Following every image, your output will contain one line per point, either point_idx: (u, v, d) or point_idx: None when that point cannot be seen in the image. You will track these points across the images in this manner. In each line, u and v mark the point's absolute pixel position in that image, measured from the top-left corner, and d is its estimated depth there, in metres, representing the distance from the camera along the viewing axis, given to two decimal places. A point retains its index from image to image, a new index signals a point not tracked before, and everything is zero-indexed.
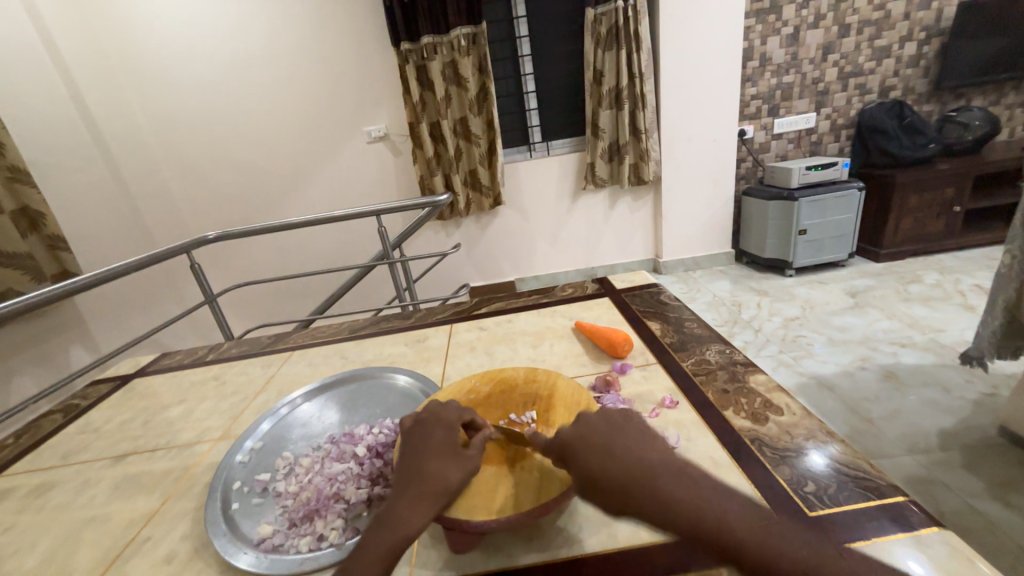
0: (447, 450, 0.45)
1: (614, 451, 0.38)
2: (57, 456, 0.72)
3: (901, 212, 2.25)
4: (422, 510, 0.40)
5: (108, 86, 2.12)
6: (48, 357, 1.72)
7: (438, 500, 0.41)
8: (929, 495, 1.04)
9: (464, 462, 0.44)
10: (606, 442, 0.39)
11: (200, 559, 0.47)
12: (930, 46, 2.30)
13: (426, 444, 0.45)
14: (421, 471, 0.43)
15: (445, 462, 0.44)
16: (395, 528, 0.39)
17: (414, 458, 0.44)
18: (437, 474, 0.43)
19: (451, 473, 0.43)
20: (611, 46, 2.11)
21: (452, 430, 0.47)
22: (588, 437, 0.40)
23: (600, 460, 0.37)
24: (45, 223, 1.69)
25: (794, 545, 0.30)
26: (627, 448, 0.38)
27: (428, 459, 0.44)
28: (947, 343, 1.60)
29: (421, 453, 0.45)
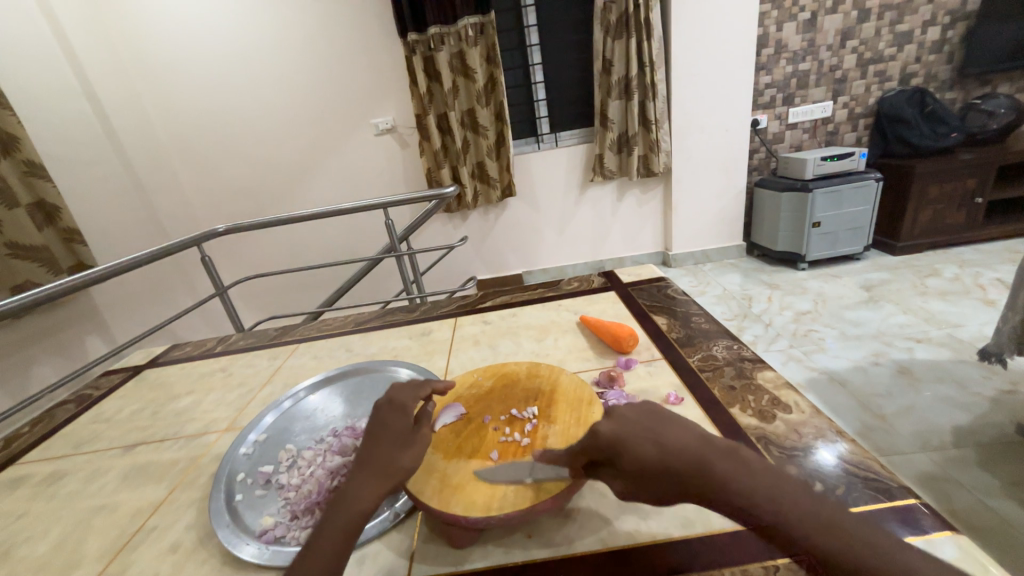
0: (400, 431, 0.45)
1: (665, 440, 0.35)
2: (69, 445, 0.74)
3: (920, 203, 2.19)
4: (373, 489, 0.40)
5: (119, 80, 2.14)
6: (65, 346, 1.76)
7: (389, 479, 0.41)
8: (941, 493, 1.02)
9: (418, 444, 0.44)
10: (652, 432, 0.35)
11: (203, 550, 0.48)
12: (954, 31, 2.22)
13: (383, 428, 0.45)
14: (376, 454, 0.43)
15: (399, 444, 0.44)
16: (349, 506, 0.39)
17: (369, 441, 0.45)
18: (388, 457, 0.43)
19: (402, 454, 0.43)
20: (621, 34, 2.07)
21: (408, 411, 0.47)
22: (637, 429, 0.36)
23: (656, 455, 0.34)
24: (60, 216, 1.72)
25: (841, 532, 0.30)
26: (679, 436, 0.35)
27: (381, 441, 0.44)
28: (965, 338, 1.56)
29: (375, 436, 0.45)
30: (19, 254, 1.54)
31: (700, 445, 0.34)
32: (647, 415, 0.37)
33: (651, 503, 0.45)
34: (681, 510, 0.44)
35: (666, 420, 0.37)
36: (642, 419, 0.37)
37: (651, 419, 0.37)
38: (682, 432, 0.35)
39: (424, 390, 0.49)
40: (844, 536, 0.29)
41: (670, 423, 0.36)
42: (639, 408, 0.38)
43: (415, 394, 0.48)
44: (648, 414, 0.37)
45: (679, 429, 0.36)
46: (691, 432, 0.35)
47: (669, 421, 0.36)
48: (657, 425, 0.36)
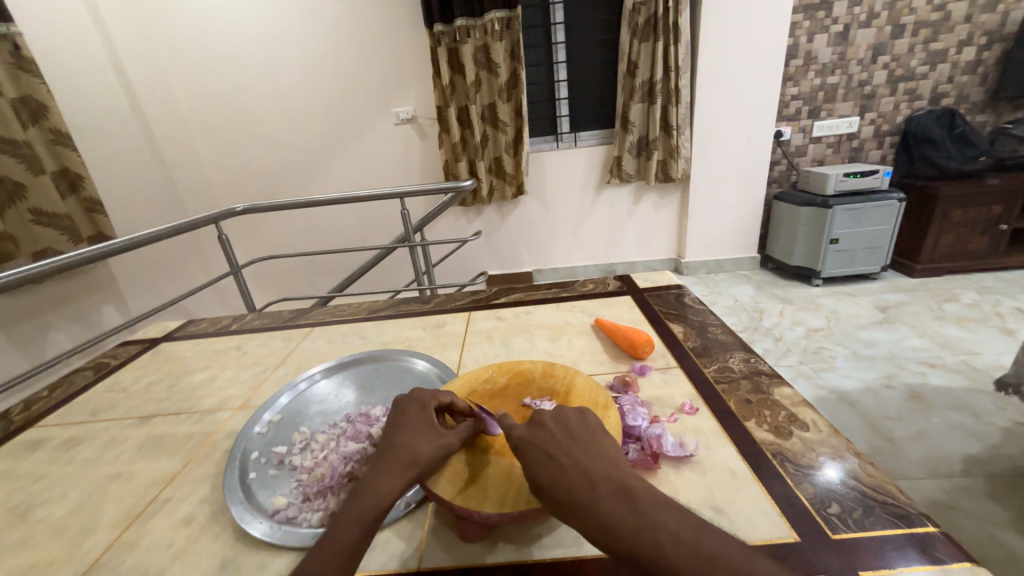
0: (420, 425, 0.47)
1: (565, 456, 0.39)
2: (86, 412, 0.75)
3: (943, 226, 2.15)
4: (392, 479, 0.41)
5: (148, 55, 2.16)
6: (82, 314, 1.79)
7: (408, 470, 0.42)
8: (948, 521, 1.00)
9: (438, 437, 0.46)
10: (559, 447, 0.40)
11: (216, 525, 0.49)
12: (990, 52, 2.17)
13: (404, 421, 0.47)
14: (395, 446, 0.45)
15: (417, 438, 0.45)
16: (369, 494, 0.40)
17: (389, 434, 0.46)
18: (407, 448, 0.44)
19: (421, 446, 0.45)
20: (648, 37, 2.05)
21: (427, 407, 0.49)
22: (544, 440, 0.41)
23: (533, 430, 0.43)
24: (84, 185, 1.75)
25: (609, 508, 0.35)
26: (585, 458, 0.39)
27: (401, 434, 0.46)
28: (980, 366, 1.54)
29: (395, 429, 0.47)
30: (44, 221, 1.58)
31: (591, 467, 0.38)
32: (560, 428, 0.43)
33: None
34: None
35: (575, 437, 0.41)
36: (552, 433, 0.42)
37: (563, 434, 0.42)
38: (583, 454, 0.40)
39: (444, 393, 0.52)
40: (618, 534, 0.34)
41: (584, 446, 0.41)
42: (555, 414, 0.44)
43: (433, 393, 0.51)
44: (563, 426, 0.43)
45: (581, 453, 0.40)
46: (592, 457, 0.39)
47: (578, 438, 0.41)
48: (569, 445, 0.41)
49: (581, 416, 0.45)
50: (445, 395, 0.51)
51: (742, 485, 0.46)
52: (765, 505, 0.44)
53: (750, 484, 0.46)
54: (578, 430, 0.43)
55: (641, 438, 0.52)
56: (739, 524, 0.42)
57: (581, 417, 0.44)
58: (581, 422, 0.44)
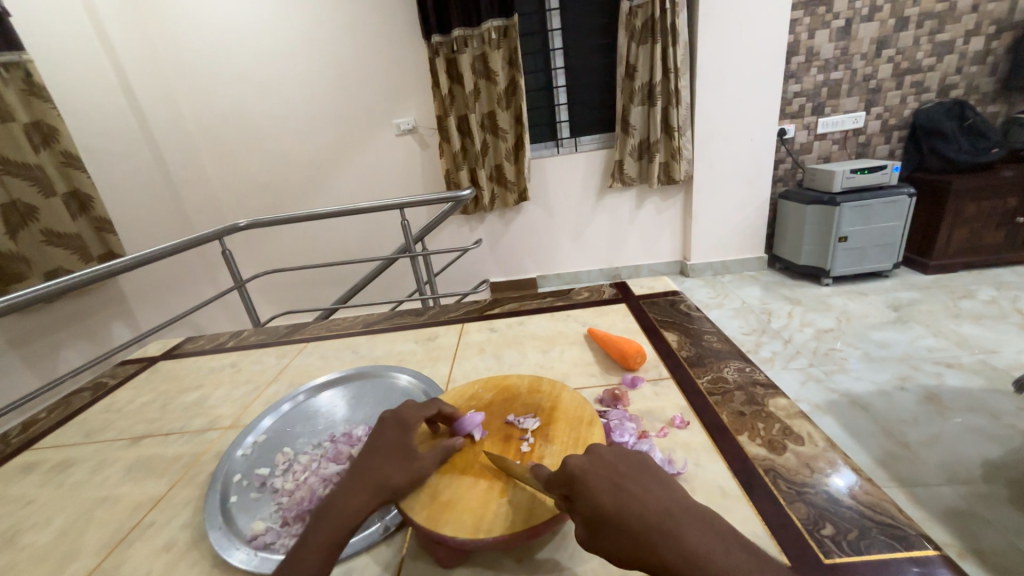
0: (397, 449, 0.46)
1: (677, 522, 0.34)
2: (81, 434, 0.76)
3: (956, 221, 2.09)
4: (361, 503, 0.41)
5: (155, 76, 2.21)
6: (91, 331, 1.82)
7: (377, 495, 0.42)
8: (967, 530, 0.96)
9: (413, 462, 0.45)
10: (619, 475, 0.38)
11: (196, 550, 0.48)
12: (1000, 41, 2.11)
13: (383, 443, 0.47)
14: (368, 468, 0.44)
15: (392, 462, 0.45)
16: (336, 518, 0.40)
17: (365, 455, 0.46)
18: (380, 471, 0.44)
19: (394, 471, 0.44)
20: (646, 40, 2.03)
21: (408, 430, 0.48)
22: (641, 504, 0.35)
23: (585, 459, 0.39)
24: (94, 206, 1.78)
25: (695, 540, 0.32)
26: (651, 488, 0.37)
27: (377, 457, 0.45)
28: (999, 365, 1.48)
29: (373, 450, 0.46)
30: (54, 242, 1.61)
31: (714, 540, 0.33)
32: (647, 488, 0.36)
33: None
34: None
35: (667, 497, 0.36)
36: (639, 493, 0.36)
37: (653, 494, 0.36)
38: (690, 519, 0.34)
39: (428, 412, 0.51)
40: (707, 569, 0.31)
41: (645, 476, 0.38)
42: (631, 471, 0.38)
43: (417, 413, 0.50)
44: (643, 483, 0.37)
45: (688, 518, 0.34)
46: (658, 486, 0.37)
47: (671, 498, 0.36)
48: (632, 475, 0.38)
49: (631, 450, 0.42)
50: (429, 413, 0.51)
51: (730, 506, 0.44)
52: (754, 527, 0.42)
53: (739, 503, 0.44)
54: (633, 460, 0.40)
55: None
56: None
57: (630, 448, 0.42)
58: (630, 450, 0.41)
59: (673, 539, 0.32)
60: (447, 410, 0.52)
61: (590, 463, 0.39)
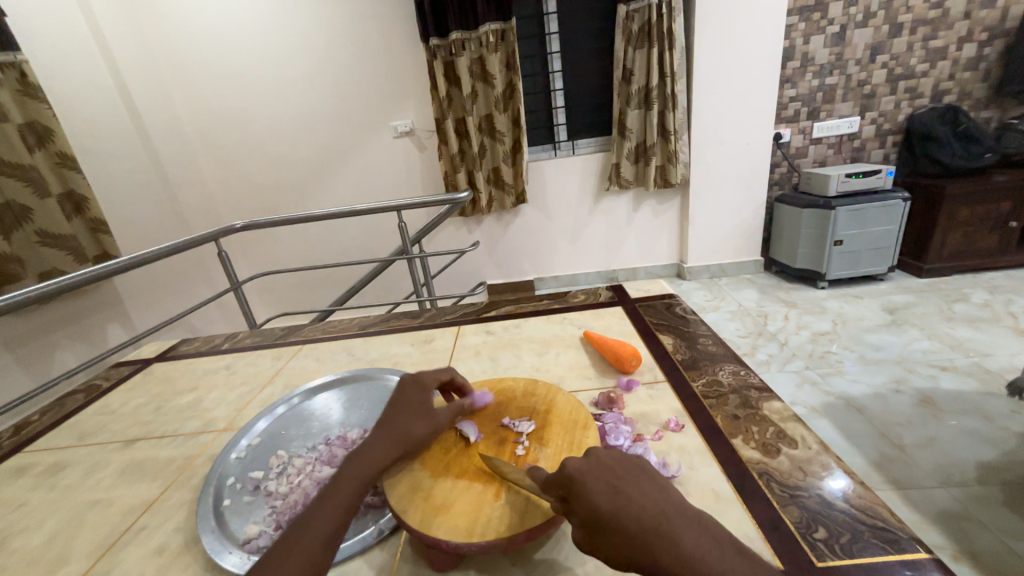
0: (418, 405, 0.51)
1: (674, 525, 0.33)
2: (74, 436, 0.75)
3: (949, 225, 2.11)
4: (385, 451, 0.45)
5: (151, 77, 2.20)
6: (86, 333, 1.81)
7: (399, 447, 0.46)
8: (961, 532, 0.97)
9: (432, 419, 0.50)
10: (617, 478, 0.37)
11: (188, 554, 0.48)
12: (992, 48, 2.14)
13: (405, 401, 0.51)
14: (393, 422, 0.49)
15: (414, 417, 0.50)
16: (363, 461, 0.44)
17: (389, 411, 0.50)
18: (405, 424, 0.48)
19: (415, 428, 0.48)
20: (642, 44, 2.05)
21: (426, 390, 0.53)
22: (639, 508, 0.34)
23: (583, 462, 0.39)
24: (89, 207, 1.77)
25: (692, 544, 0.32)
26: (649, 492, 0.36)
27: (400, 412, 0.50)
28: (993, 368, 1.49)
29: (395, 408, 0.51)
30: (48, 243, 1.60)
31: (712, 544, 0.32)
32: (645, 492, 0.36)
33: None
34: None
35: (665, 500, 0.35)
36: (636, 497, 0.35)
37: (651, 498, 0.35)
38: (687, 523, 0.34)
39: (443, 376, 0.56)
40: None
41: (642, 479, 0.37)
42: (628, 474, 0.38)
43: (432, 376, 0.55)
44: (641, 485, 0.37)
45: (685, 523, 0.34)
46: (656, 489, 0.36)
47: (669, 502, 0.35)
48: (630, 476, 0.37)
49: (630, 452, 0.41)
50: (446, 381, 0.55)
51: (724, 509, 0.44)
52: (747, 530, 0.42)
53: (733, 506, 0.45)
54: (632, 461, 0.39)
55: None
56: None
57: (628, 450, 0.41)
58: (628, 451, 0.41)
59: (670, 545, 0.32)
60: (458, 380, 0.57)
61: (588, 465, 0.38)
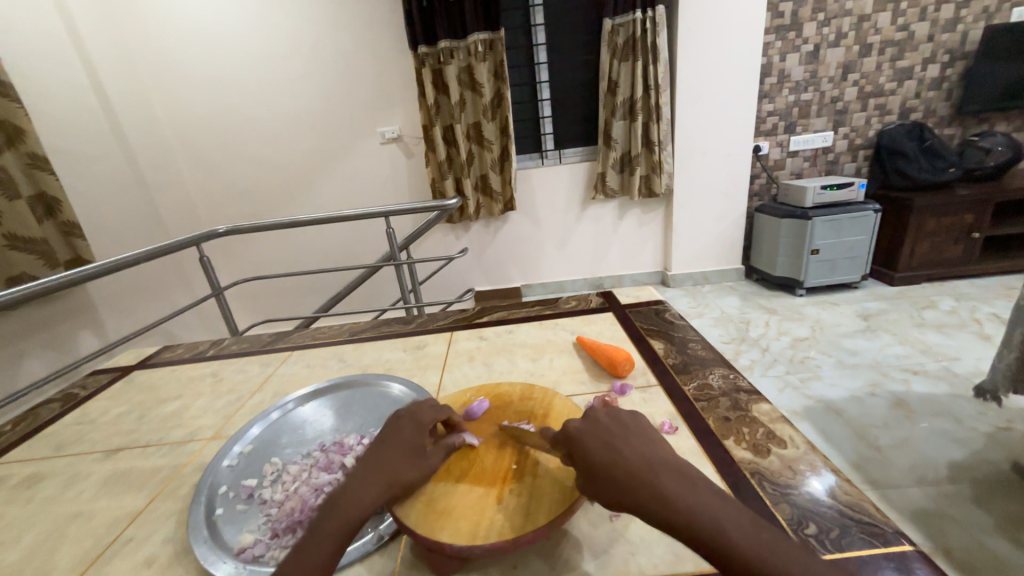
0: (409, 446, 0.46)
1: (654, 471, 0.35)
2: (50, 447, 0.72)
3: (918, 235, 2.21)
4: (371, 497, 0.41)
5: (129, 78, 2.16)
6: (57, 340, 1.74)
7: (387, 492, 0.42)
8: (935, 529, 1.00)
9: (421, 464, 0.46)
10: (613, 434, 0.39)
11: (179, 565, 0.47)
12: (953, 69, 2.26)
13: (398, 437, 0.47)
14: (382, 461, 0.44)
15: (404, 459, 0.45)
16: (344, 511, 0.39)
17: (377, 448, 0.46)
18: (394, 466, 0.44)
19: (404, 470, 0.44)
20: (627, 57, 2.10)
21: (422, 429, 0.48)
22: (626, 457, 0.37)
23: (583, 421, 0.42)
24: (61, 209, 1.72)
25: (673, 487, 0.34)
26: (639, 444, 0.38)
27: (389, 451, 0.45)
28: (961, 372, 1.56)
29: (383, 444, 0.46)
30: (18, 247, 1.54)
31: (690, 489, 0.34)
32: (632, 444, 0.38)
33: (640, 539, 0.44)
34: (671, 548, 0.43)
35: (652, 452, 0.37)
36: (625, 450, 0.37)
37: (638, 450, 0.37)
38: (669, 470, 0.36)
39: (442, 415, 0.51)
40: (681, 514, 0.33)
41: (636, 434, 0.40)
42: (622, 430, 0.40)
43: (431, 413, 0.51)
44: (631, 440, 0.39)
45: (667, 470, 0.36)
46: (648, 443, 0.39)
47: (655, 454, 0.37)
48: (624, 433, 0.40)
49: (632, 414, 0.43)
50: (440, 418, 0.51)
51: None
52: None
53: None
54: (631, 422, 0.41)
55: None
56: None
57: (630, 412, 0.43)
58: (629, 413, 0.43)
59: (651, 487, 0.34)
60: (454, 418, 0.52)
61: (585, 424, 0.41)
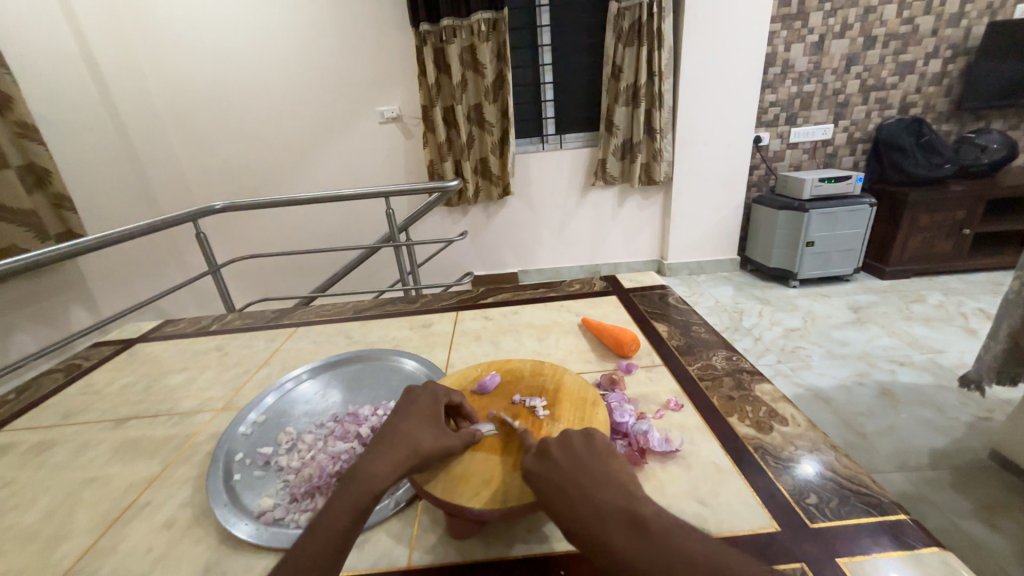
0: (427, 418, 0.47)
1: (602, 521, 0.35)
2: (58, 416, 0.73)
3: (911, 230, 2.24)
4: (391, 466, 0.41)
5: (122, 45, 2.09)
6: (49, 314, 1.72)
7: (407, 458, 0.42)
8: (916, 512, 1.05)
9: (441, 433, 0.46)
10: (565, 478, 0.39)
11: (199, 527, 0.48)
12: (955, 65, 2.27)
13: (414, 410, 0.48)
14: (400, 432, 0.45)
15: (422, 429, 0.45)
16: (360, 483, 0.40)
17: (394, 420, 0.47)
18: (412, 436, 0.44)
19: (424, 437, 0.45)
20: (632, 42, 2.08)
21: (438, 402, 0.49)
22: (577, 511, 0.36)
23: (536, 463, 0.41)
24: (51, 180, 1.68)
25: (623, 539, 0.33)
26: (593, 487, 0.37)
27: (407, 423, 0.46)
28: (945, 364, 1.61)
29: (402, 416, 0.47)
30: (9, 218, 1.50)
31: (639, 539, 0.33)
32: (583, 491, 0.37)
33: None
34: (679, 514, 0.44)
35: (603, 494, 0.36)
36: (575, 499, 0.37)
37: (588, 499, 0.36)
38: (619, 515, 0.35)
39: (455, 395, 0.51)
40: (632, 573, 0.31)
41: (592, 475, 0.38)
42: (572, 470, 0.39)
43: (446, 390, 0.51)
44: (582, 482, 0.38)
45: (617, 517, 0.34)
46: (601, 485, 0.37)
47: (607, 498, 0.36)
48: (576, 475, 0.39)
49: (590, 442, 0.42)
50: (457, 396, 0.52)
51: (725, 480, 0.48)
52: (747, 499, 0.45)
53: (733, 477, 0.48)
54: (585, 458, 0.40)
55: (628, 434, 0.53)
56: (721, 516, 0.44)
57: (587, 441, 0.42)
58: (587, 446, 0.41)
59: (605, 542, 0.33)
60: (464, 404, 0.51)
61: (538, 467, 0.40)
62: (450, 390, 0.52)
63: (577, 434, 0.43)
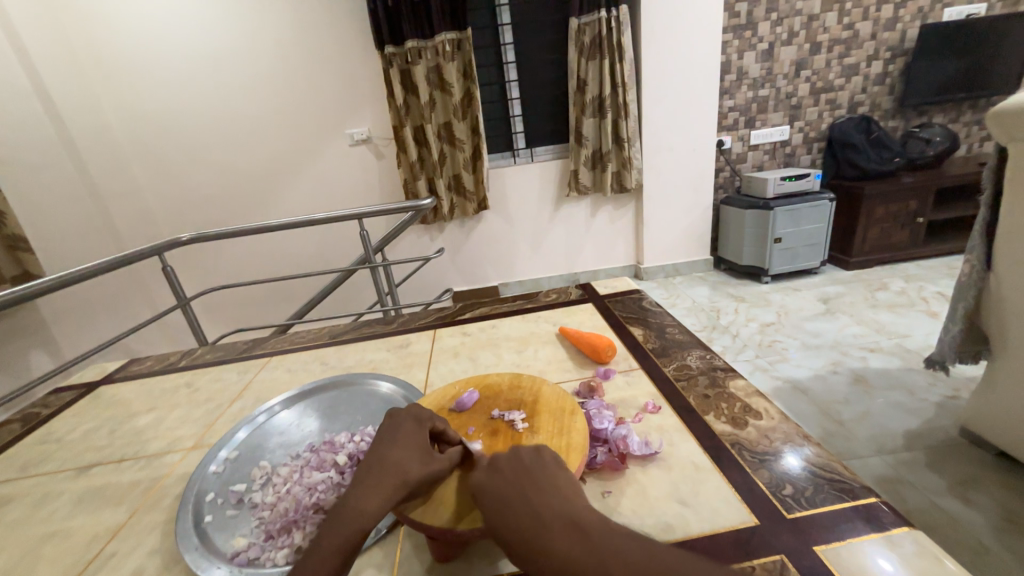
0: (413, 443, 0.46)
1: (544, 525, 0.34)
2: (14, 469, 0.69)
3: (869, 222, 2.35)
4: (377, 499, 0.41)
5: (76, 79, 2.04)
6: (5, 362, 1.63)
7: (394, 489, 0.41)
8: (896, 495, 1.08)
9: (426, 458, 0.45)
10: (510, 490, 0.38)
11: (169, 575, 0.45)
12: (895, 65, 2.42)
13: (398, 437, 0.47)
14: (386, 461, 0.44)
15: (409, 455, 0.45)
16: (346, 520, 0.39)
17: (380, 449, 0.46)
18: (399, 465, 0.43)
19: (411, 464, 0.44)
20: (594, 56, 2.14)
21: (423, 426, 0.48)
22: (520, 520, 0.36)
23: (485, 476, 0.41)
24: (4, 221, 1.62)
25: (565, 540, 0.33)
26: (536, 497, 0.37)
27: (392, 451, 0.45)
28: (912, 348, 1.67)
29: (387, 443, 0.46)
30: None
31: (579, 540, 0.33)
32: (528, 501, 0.37)
33: (633, 510, 0.46)
34: (662, 517, 0.44)
35: (547, 506, 0.36)
36: (519, 508, 0.37)
37: (533, 507, 0.36)
38: (561, 522, 0.34)
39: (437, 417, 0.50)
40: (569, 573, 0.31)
41: (536, 484, 0.39)
42: (517, 481, 0.39)
43: (431, 412, 0.51)
44: (531, 498, 0.37)
45: (561, 525, 0.34)
46: (545, 494, 0.37)
47: (549, 504, 0.36)
48: (521, 486, 0.39)
49: (540, 454, 0.42)
50: (441, 418, 0.51)
51: (704, 478, 0.48)
52: (727, 495, 0.46)
53: (712, 475, 0.49)
54: (533, 469, 0.40)
55: (608, 440, 0.53)
56: (703, 515, 0.44)
57: (537, 453, 0.42)
58: (535, 458, 0.42)
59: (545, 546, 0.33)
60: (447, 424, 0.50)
61: (485, 480, 0.40)
62: (434, 413, 0.51)
63: (528, 448, 0.43)
